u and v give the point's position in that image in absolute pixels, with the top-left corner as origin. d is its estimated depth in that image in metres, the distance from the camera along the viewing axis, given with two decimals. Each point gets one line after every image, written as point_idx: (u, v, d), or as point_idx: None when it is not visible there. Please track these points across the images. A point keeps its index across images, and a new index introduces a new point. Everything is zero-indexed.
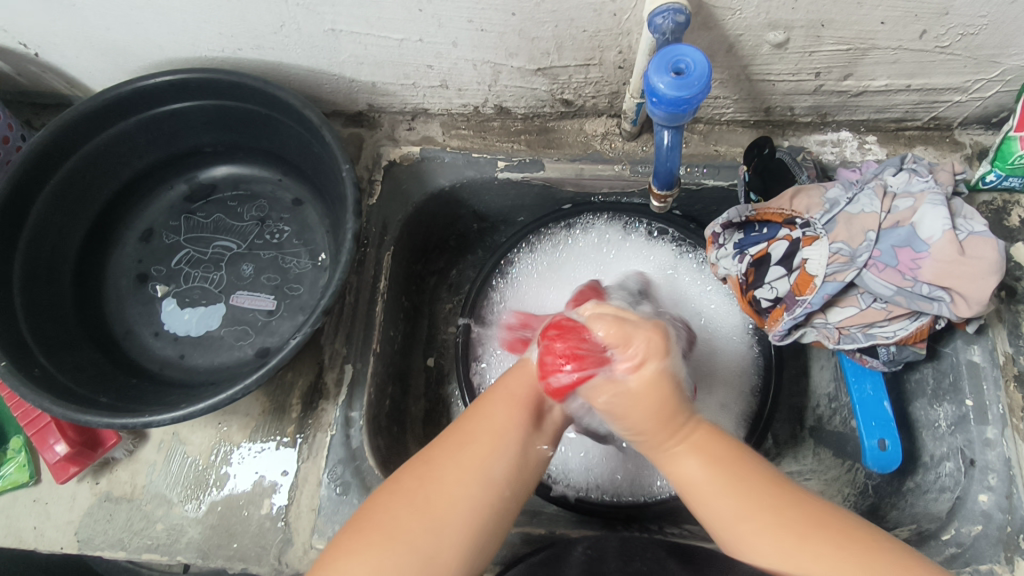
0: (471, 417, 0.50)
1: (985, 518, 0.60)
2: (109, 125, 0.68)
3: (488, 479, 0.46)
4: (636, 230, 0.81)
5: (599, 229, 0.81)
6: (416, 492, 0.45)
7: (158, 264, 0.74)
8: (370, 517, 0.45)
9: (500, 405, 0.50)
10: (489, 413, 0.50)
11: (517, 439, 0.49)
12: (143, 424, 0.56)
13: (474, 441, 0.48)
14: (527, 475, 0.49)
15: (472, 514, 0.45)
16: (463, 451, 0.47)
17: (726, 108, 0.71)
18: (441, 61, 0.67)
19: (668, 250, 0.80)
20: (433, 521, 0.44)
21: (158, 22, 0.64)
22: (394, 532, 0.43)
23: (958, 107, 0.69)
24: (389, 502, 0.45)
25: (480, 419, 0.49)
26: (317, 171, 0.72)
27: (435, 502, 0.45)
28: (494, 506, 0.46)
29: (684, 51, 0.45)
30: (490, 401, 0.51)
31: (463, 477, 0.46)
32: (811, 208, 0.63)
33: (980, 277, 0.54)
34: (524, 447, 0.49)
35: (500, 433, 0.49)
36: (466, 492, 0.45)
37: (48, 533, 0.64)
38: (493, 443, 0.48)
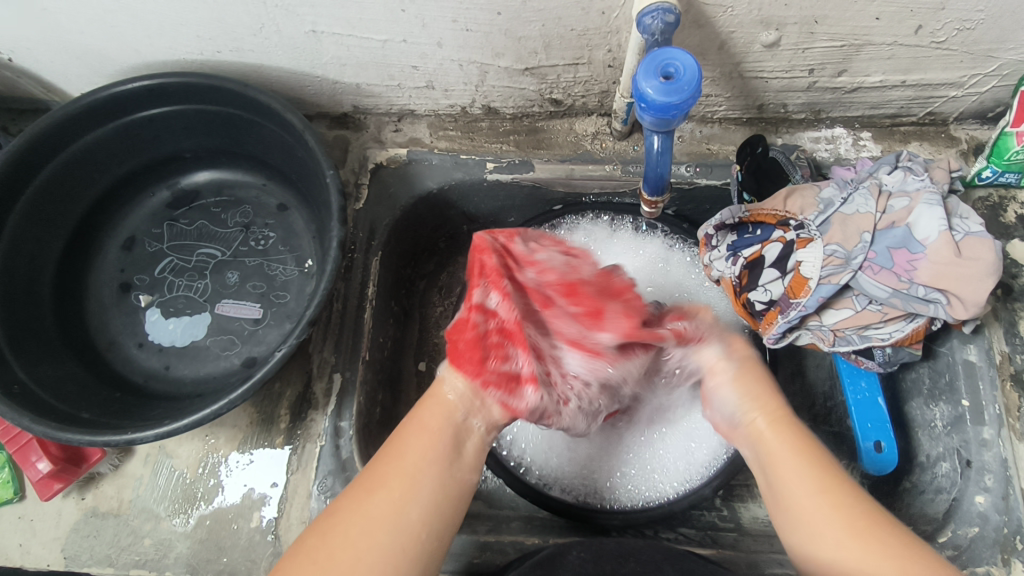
0: (384, 458, 0.49)
1: (982, 520, 0.59)
2: (87, 132, 0.67)
3: (389, 519, 0.45)
4: (623, 228, 0.79)
5: (585, 227, 0.79)
6: (335, 543, 0.44)
7: (141, 272, 0.72)
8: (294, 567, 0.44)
9: (412, 445, 0.49)
10: (403, 452, 0.49)
11: (424, 474, 0.48)
12: (125, 441, 0.54)
13: (386, 478, 0.47)
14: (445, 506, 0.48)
15: (387, 555, 0.44)
16: (373, 496, 0.46)
17: (719, 106, 0.70)
18: (426, 62, 0.66)
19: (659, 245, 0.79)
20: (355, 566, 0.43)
21: (133, 26, 0.62)
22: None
23: (953, 103, 0.68)
24: (316, 548, 0.44)
25: (392, 459, 0.49)
26: (301, 176, 0.71)
27: (356, 548, 0.44)
28: (410, 543, 0.45)
29: (674, 55, 0.44)
30: (404, 440, 0.50)
31: (376, 518, 0.45)
32: (805, 210, 0.61)
33: (976, 278, 0.53)
34: (432, 479, 0.48)
35: (411, 471, 0.48)
36: (374, 535, 0.44)
37: (34, 550, 0.63)
38: (402, 474, 0.48)
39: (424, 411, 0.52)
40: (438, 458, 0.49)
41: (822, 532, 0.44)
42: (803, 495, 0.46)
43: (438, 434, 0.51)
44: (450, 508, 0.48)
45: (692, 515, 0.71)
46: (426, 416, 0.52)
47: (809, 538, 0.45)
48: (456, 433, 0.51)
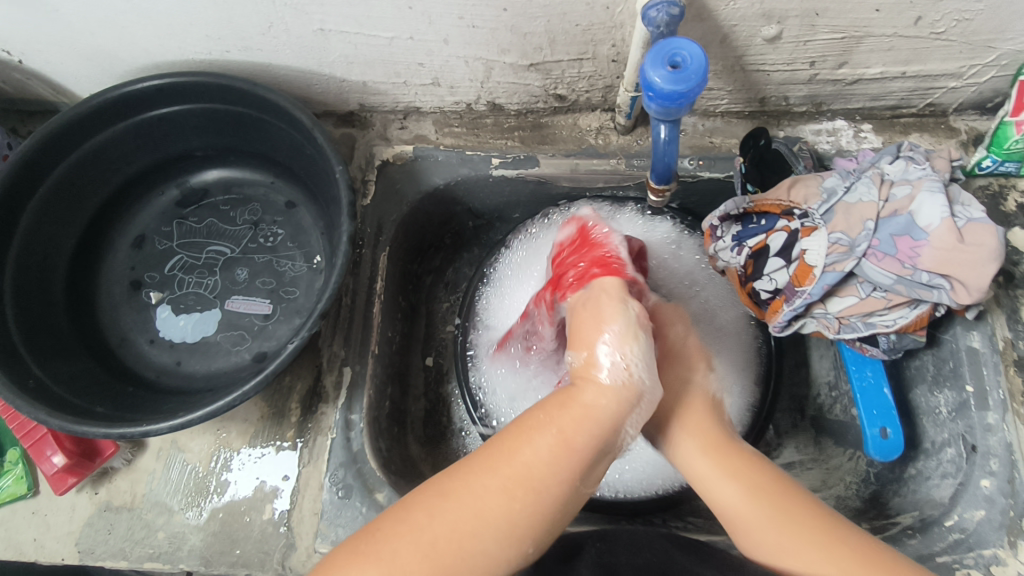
0: (546, 424, 0.47)
1: (988, 503, 0.60)
2: (98, 131, 0.67)
3: (506, 492, 0.44)
4: (622, 212, 0.78)
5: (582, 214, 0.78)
6: (450, 494, 0.45)
7: (151, 270, 0.73)
8: (409, 516, 0.44)
9: (576, 423, 0.47)
10: (583, 428, 0.47)
11: (564, 472, 0.45)
12: (140, 433, 0.55)
13: (529, 454, 0.46)
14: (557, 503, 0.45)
15: (482, 524, 0.43)
16: (522, 457, 0.45)
17: (721, 100, 0.71)
18: (432, 58, 0.67)
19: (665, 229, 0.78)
20: (454, 543, 0.43)
21: (144, 26, 0.63)
22: (418, 535, 0.43)
23: (953, 93, 0.69)
24: (428, 509, 0.44)
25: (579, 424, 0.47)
26: (309, 173, 0.72)
27: (459, 528, 0.43)
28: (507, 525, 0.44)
29: (681, 44, 0.44)
30: (585, 412, 0.48)
31: (510, 487, 0.44)
32: (808, 199, 0.62)
33: (979, 264, 0.54)
34: (564, 475, 0.46)
35: (563, 462, 0.46)
36: (481, 507, 0.44)
37: (49, 544, 0.64)
38: (568, 459, 0.46)
39: (569, 419, 0.47)
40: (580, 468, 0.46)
41: (782, 545, 0.47)
42: (745, 510, 0.49)
43: (588, 436, 0.47)
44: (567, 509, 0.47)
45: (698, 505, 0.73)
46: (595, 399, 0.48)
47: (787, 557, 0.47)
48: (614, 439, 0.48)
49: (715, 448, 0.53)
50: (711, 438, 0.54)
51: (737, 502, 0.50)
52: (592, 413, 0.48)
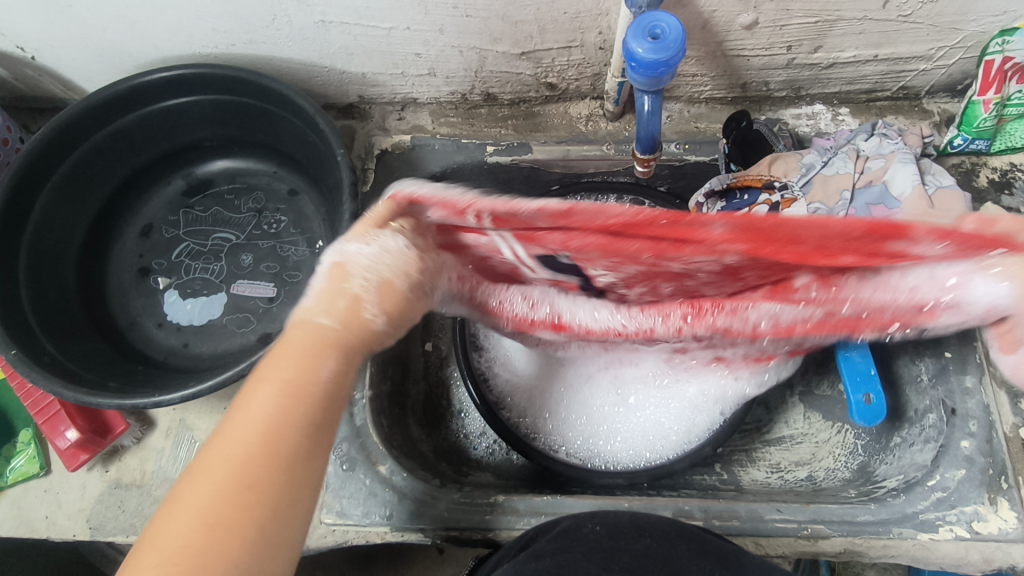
0: (266, 372, 0.41)
1: (968, 462, 0.63)
2: (108, 122, 0.70)
3: (272, 431, 0.39)
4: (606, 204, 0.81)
5: None
6: (224, 440, 0.39)
7: (159, 257, 0.76)
8: (175, 501, 0.37)
9: (297, 352, 0.42)
10: (294, 351, 0.42)
11: (282, 406, 0.40)
12: (153, 404, 0.57)
13: (266, 390, 0.40)
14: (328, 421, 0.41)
15: (258, 467, 0.38)
16: (261, 396, 0.40)
17: (704, 86, 0.74)
18: (429, 49, 0.70)
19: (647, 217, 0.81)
20: (239, 500, 0.37)
21: (153, 20, 0.66)
22: (190, 511, 0.36)
23: (924, 76, 0.73)
24: (196, 474, 0.38)
25: (295, 356, 0.42)
26: (311, 161, 0.75)
27: (235, 478, 0.37)
28: (277, 461, 0.38)
29: (660, 17, 0.48)
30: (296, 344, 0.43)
31: (256, 424, 0.39)
32: (789, 173, 0.66)
33: (951, 227, 0.58)
34: (296, 406, 0.40)
35: (268, 390, 0.40)
36: (248, 454, 0.38)
37: (60, 521, 0.66)
38: (267, 387, 0.40)
39: (292, 363, 0.41)
40: (295, 380, 0.41)
41: None
42: None
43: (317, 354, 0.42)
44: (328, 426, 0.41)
45: (693, 479, 0.76)
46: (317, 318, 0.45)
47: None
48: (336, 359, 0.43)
49: None
50: None
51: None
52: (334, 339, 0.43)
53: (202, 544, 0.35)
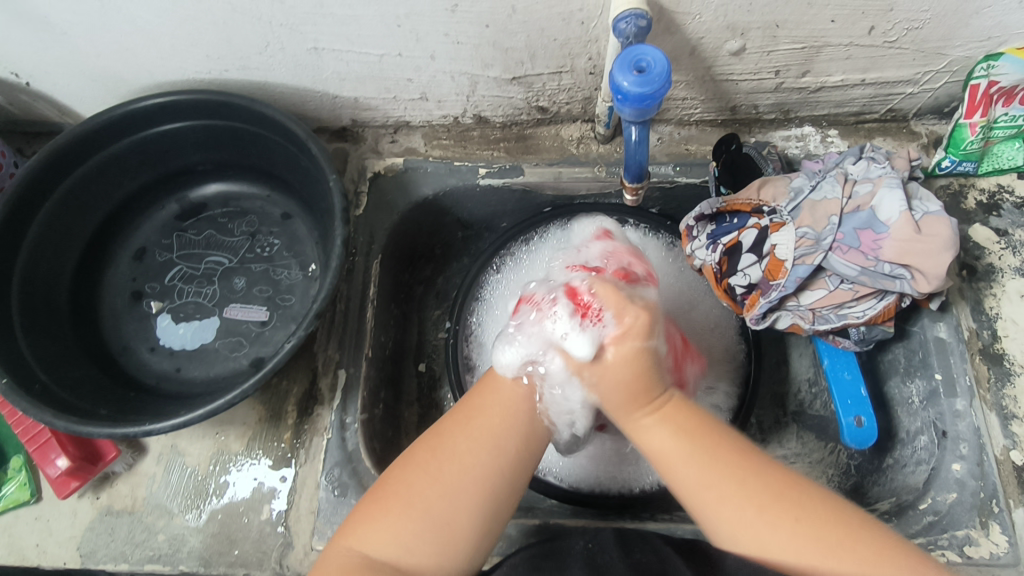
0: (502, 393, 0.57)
1: (959, 486, 0.62)
2: (102, 147, 0.71)
3: (510, 454, 0.53)
4: None
5: (557, 236, 0.84)
6: (431, 459, 0.52)
7: (152, 281, 0.76)
8: (387, 488, 0.51)
9: (506, 388, 0.58)
10: (494, 392, 0.57)
11: (527, 421, 0.56)
12: (143, 432, 0.57)
13: (481, 423, 0.54)
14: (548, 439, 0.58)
15: (481, 483, 0.51)
16: (474, 426, 0.54)
17: (694, 109, 0.75)
18: (420, 74, 0.71)
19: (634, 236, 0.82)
20: (445, 498, 0.50)
21: (147, 47, 0.67)
22: (407, 496, 0.50)
23: (911, 99, 0.74)
24: (402, 471, 0.52)
25: (489, 395, 0.57)
26: (304, 185, 0.75)
27: (442, 476, 0.51)
28: (501, 478, 0.52)
29: (646, 51, 0.48)
30: (492, 384, 0.59)
31: (475, 447, 0.52)
32: (777, 198, 0.66)
33: (936, 253, 0.58)
34: (537, 427, 0.56)
35: (505, 416, 0.55)
36: (490, 469, 0.52)
37: (50, 549, 0.65)
38: (496, 421, 0.55)
39: (501, 399, 0.57)
40: (532, 411, 0.57)
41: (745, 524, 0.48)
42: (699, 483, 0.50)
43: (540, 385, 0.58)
44: (530, 458, 0.55)
45: None
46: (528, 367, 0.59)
47: (721, 521, 0.49)
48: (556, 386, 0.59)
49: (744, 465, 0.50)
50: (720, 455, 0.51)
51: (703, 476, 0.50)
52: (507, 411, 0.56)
53: (413, 519, 0.49)
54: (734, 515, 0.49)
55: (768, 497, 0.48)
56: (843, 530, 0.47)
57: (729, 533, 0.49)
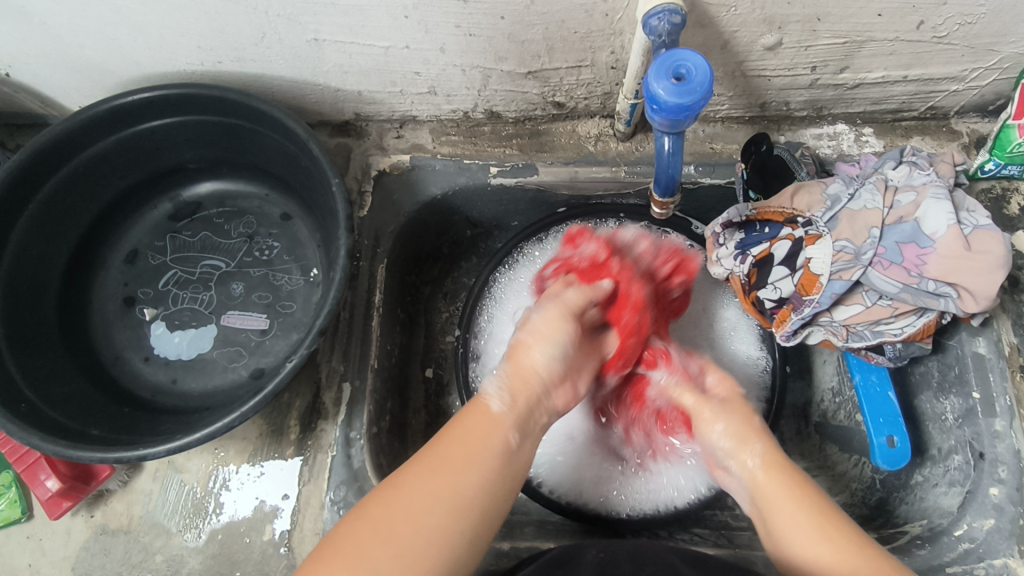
0: (469, 423, 0.51)
1: (997, 511, 0.59)
2: (87, 145, 0.66)
3: (472, 509, 0.46)
4: (604, 227, 0.78)
5: (568, 237, 0.79)
6: (382, 522, 0.44)
7: (145, 286, 0.72)
8: (324, 557, 0.42)
9: (471, 433, 0.50)
10: (461, 441, 0.49)
11: (488, 470, 0.48)
12: (137, 457, 0.54)
13: (445, 470, 0.47)
14: (509, 487, 0.50)
15: (437, 550, 0.44)
16: (433, 477, 0.46)
17: (721, 105, 0.70)
18: (429, 67, 0.66)
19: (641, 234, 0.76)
20: (395, 550, 0.42)
21: (134, 38, 0.62)
22: (354, 557, 0.42)
23: (954, 96, 0.69)
24: (357, 527, 0.44)
25: (454, 446, 0.49)
26: (305, 185, 0.70)
27: (384, 529, 0.44)
28: (460, 538, 0.45)
29: (685, 56, 0.44)
30: (456, 430, 0.51)
31: (428, 508, 0.45)
32: (813, 207, 0.62)
33: (987, 271, 0.54)
34: (498, 479, 0.49)
35: (467, 461, 0.48)
36: (449, 529, 0.45)
37: (44, 569, 0.63)
38: (457, 471, 0.47)
39: (473, 436, 0.50)
40: (494, 460, 0.49)
41: (790, 521, 0.49)
42: (767, 487, 0.51)
43: (493, 432, 0.51)
44: (499, 503, 0.49)
45: (705, 516, 0.72)
46: (482, 408, 0.53)
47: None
48: (508, 435, 0.51)
49: (791, 483, 0.51)
50: (779, 472, 0.52)
51: (800, 534, 0.47)
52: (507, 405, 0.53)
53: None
54: (787, 519, 0.49)
55: (809, 504, 0.49)
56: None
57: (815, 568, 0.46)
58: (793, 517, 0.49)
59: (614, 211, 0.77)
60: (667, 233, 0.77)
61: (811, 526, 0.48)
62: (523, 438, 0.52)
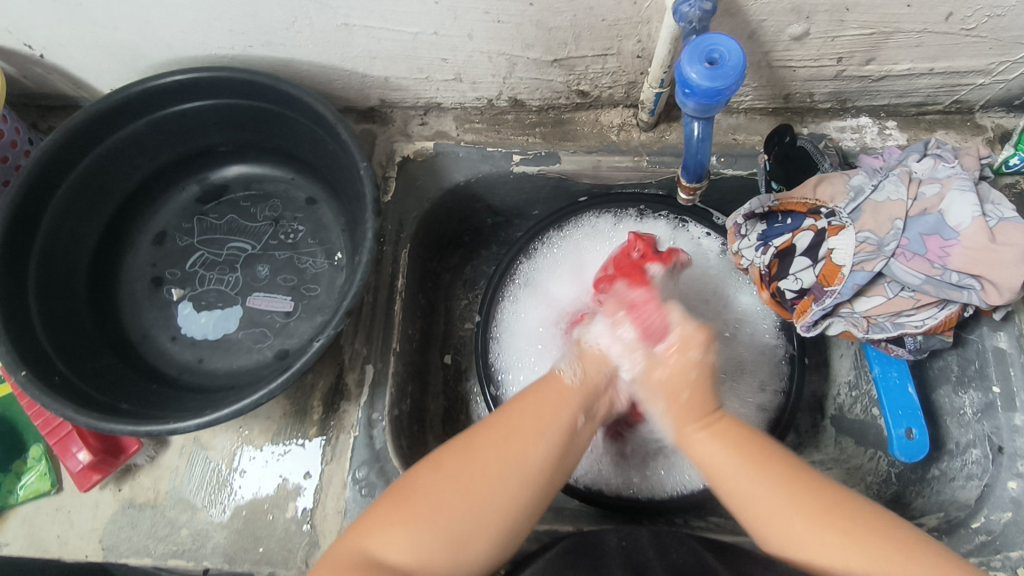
0: (540, 395, 0.55)
1: (1015, 505, 0.61)
2: (120, 126, 0.67)
3: (541, 477, 0.50)
4: (625, 217, 0.80)
5: (589, 227, 0.80)
6: (461, 478, 0.48)
7: (172, 267, 0.73)
8: (411, 493, 0.48)
9: (544, 405, 0.54)
10: (533, 412, 0.53)
11: (553, 445, 0.52)
12: (168, 430, 0.55)
13: (517, 440, 0.51)
14: (571, 462, 0.53)
15: (507, 507, 0.48)
16: (504, 447, 0.50)
17: (745, 96, 0.70)
18: (456, 54, 0.66)
19: (663, 226, 0.79)
20: (472, 505, 0.47)
21: (167, 20, 0.63)
22: (431, 508, 0.47)
23: (980, 91, 0.69)
24: (431, 482, 0.48)
25: (524, 415, 0.53)
26: (331, 170, 0.71)
27: (463, 488, 0.48)
28: (527, 506, 0.49)
29: (719, 40, 0.45)
30: (530, 401, 0.54)
31: (502, 469, 0.49)
32: (836, 198, 0.63)
33: (1010, 264, 0.54)
34: (562, 454, 0.52)
35: (537, 431, 0.52)
36: (516, 496, 0.49)
37: (72, 541, 0.65)
38: (528, 443, 0.51)
39: (550, 403, 0.54)
40: (561, 434, 0.53)
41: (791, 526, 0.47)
42: (748, 487, 0.49)
43: (562, 409, 0.54)
44: (557, 478, 0.52)
45: (720, 504, 0.72)
46: (556, 384, 0.56)
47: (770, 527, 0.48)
48: (574, 413, 0.54)
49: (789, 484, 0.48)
50: (765, 473, 0.49)
51: (750, 487, 0.49)
52: (577, 383, 0.56)
53: (425, 536, 0.46)
54: (791, 525, 0.47)
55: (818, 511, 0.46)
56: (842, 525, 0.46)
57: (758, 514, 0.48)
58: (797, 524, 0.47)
59: (636, 199, 0.78)
60: (686, 223, 0.79)
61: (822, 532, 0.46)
62: (585, 419, 0.56)
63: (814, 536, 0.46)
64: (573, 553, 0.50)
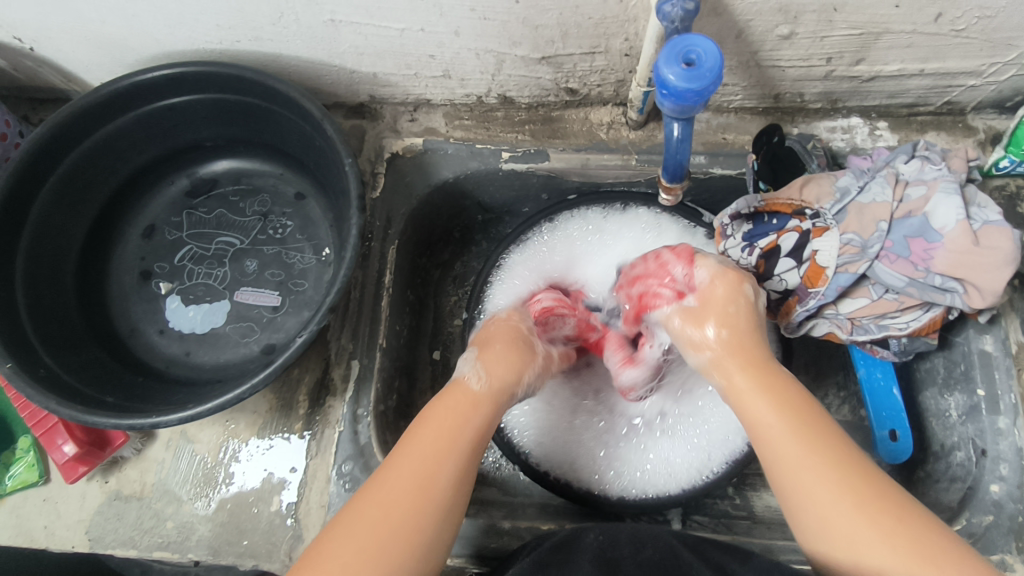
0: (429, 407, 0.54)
1: (996, 509, 0.60)
2: (109, 120, 0.67)
3: (453, 487, 0.49)
4: (613, 211, 0.78)
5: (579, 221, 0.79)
6: (378, 498, 0.47)
7: (161, 260, 0.73)
8: (338, 522, 0.46)
9: (443, 415, 0.52)
10: (440, 424, 0.52)
11: (464, 457, 0.50)
12: (150, 425, 0.56)
13: (429, 450, 0.50)
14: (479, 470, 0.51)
15: (429, 516, 0.47)
16: (419, 457, 0.49)
17: (735, 96, 0.70)
18: (443, 51, 0.66)
19: (646, 217, 0.77)
20: (389, 521, 0.46)
21: (153, 14, 0.63)
22: (356, 526, 0.45)
23: (971, 92, 0.68)
24: (352, 507, 0.47)
25: (432, 428, 0.51)
26: (318, 166, 0.71)
27: (379, 513, 0.46)
28: (445, 513, 0.48)
29: (696, 42, 0.45)
30: (437, 415, 0.53)
31: (416, 482, 0.48)
32: (821, 199, 0.63)
33: (994, 267, 0.54)
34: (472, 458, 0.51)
35: (448, 445, 0.50)
36: (427, 519, 0.47)
37: (59, 531, 0.65)
38: (440, 453, 0.49)
39: (444, 412, 0.53)
40: (473, 438, 0.52)
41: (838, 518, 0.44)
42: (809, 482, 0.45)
43: (462, 418, 0.53)
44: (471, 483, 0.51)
45: (704, 503, 0.72)
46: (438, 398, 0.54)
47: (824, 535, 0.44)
48: (481, 421, 0.54)
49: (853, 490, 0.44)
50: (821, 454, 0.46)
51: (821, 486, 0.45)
52: (483, 392, 0.55)
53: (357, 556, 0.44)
54: (838, 522, 0.43)
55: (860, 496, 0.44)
56: (910, 532, 0.42)
57: (798, 499, 0.45)
58: (850, 519, 0.43)
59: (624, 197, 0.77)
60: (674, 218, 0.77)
61: (866, 521, 0.43)
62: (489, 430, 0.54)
63: (886, 544, 0.42)
64: (549, 551, 0.51)
